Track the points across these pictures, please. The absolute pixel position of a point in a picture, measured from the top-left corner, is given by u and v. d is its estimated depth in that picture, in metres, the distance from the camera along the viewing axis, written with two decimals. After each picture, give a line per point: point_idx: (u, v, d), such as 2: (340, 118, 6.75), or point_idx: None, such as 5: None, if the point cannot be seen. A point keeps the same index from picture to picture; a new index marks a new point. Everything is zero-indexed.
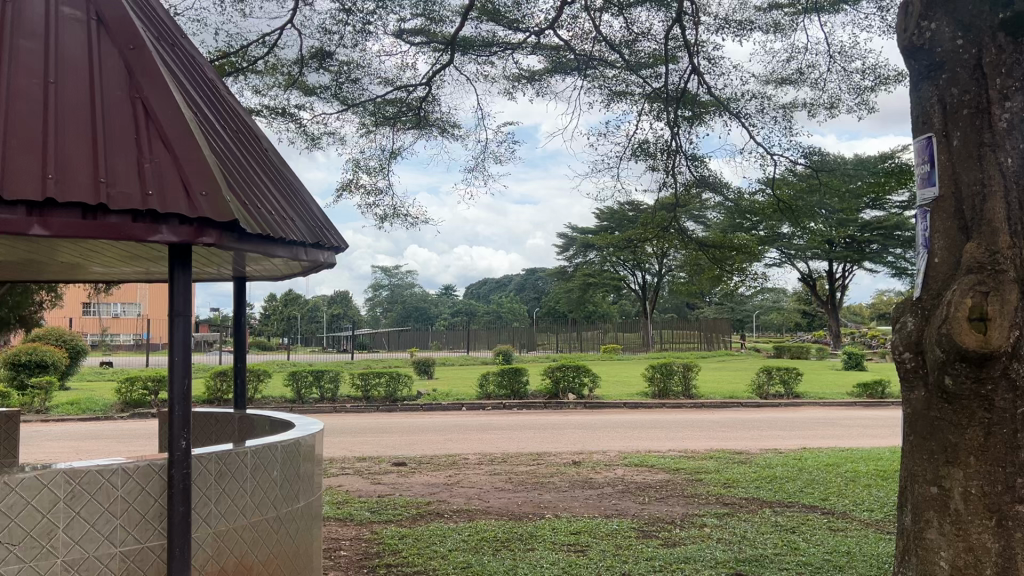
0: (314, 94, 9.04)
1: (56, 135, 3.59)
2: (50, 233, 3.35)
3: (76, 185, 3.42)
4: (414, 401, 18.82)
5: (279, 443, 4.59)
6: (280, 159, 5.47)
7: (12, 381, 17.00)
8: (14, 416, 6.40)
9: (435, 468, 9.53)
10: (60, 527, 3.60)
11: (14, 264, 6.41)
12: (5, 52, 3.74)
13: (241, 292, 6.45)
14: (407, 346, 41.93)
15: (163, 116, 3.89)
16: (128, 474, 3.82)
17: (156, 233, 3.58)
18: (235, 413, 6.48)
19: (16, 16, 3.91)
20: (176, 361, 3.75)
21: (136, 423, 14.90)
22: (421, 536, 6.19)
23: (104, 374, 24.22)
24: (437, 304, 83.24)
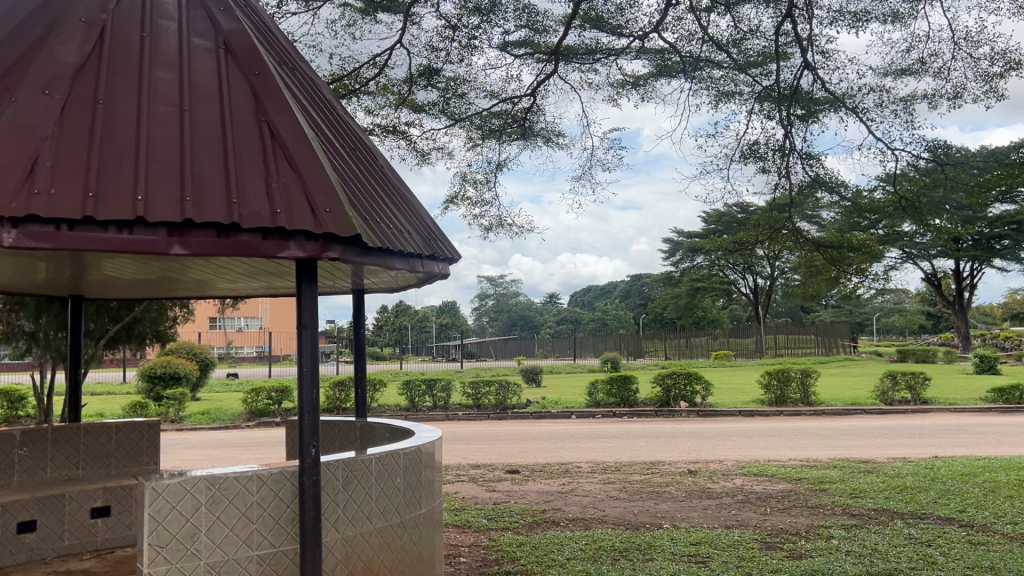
0: (422, 111, 9.25)
1: (191, 159, 3.81)
2: (189, 252, 3.55)
3: (210, 206, 3.60)
4: (524, 409, 18.91)
5: (401, 450, 4.70)
6: (396, 174, 5.63)
7: (149, 392, 18.08)
8: (154, 424, 6.79)
9: (549, 476, 9.54)
10: (202, 530, 3.81)
11: (152, 283, 6.83)
12: (145, 83, 4.02)
13: (360, 304, 6.66)
14: (514, 354, 42.19)
15: (288, 137, 4.07)
16: (262, 480, 3.97)
17: (285, 250, 3.72)
18: (357, 421, 6.69)
19: (153, 49, 4.21)
20: (305, 372, 3.89)
21: (260, 432, 15.55)
22: (538, 544, 6.21)
23: (230, 384, 25.42)
24: (543, 312, 83.45)
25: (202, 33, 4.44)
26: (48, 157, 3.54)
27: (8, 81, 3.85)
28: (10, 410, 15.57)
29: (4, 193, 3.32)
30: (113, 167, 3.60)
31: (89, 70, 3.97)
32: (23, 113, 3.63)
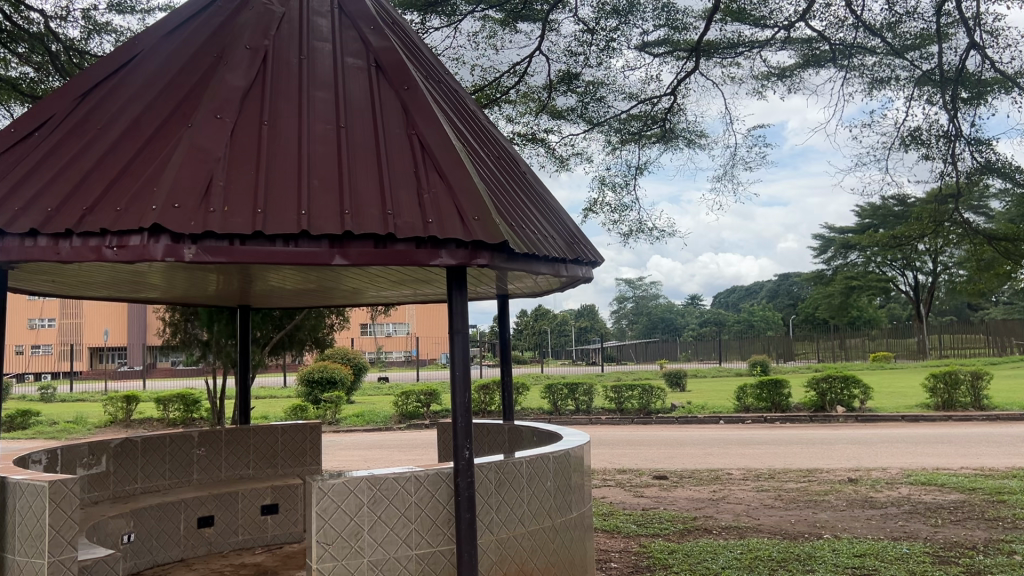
0: (562, 117, 9.30)
1: (348, 173, 3.98)
2: (350, 262, 3.70)
3: (368, 219, 3.74)
4: (670, 414, 18.60)
5: (551, 453, 4.73)
6: (538, 181, 5.68)
7: (308, 396, 19.07)
8: (316, 426, 7.16)
9: (699, 483, 9.32)
10: (365, 529, 3.97)
11: (311, 292, 7.19)
12: (305, 103, 4.27)
13: (506, 309, 6.75)
14: (656, 356, 41.58)
15: (437, 148, 4.19)
16: (420, 481, 4.11)
17: (437, 258, 3.81)
18: (505, 424, 6.78)
19: (311, 71, 4.49)
20: (458, 376, 3.98)
21: (411, 434, 16.05)
22: (691, 552, 6.07)
23: (381, 388, 26.42)
24: (685, 314, 81.83)
25: (355, 54, 4.69)
26: (221, 176, 3.79)
27: (185, 108, 4.18)
28: (186, 413, 16.83)
29: (184, 212, 3.57)
30: (278, 185, 3.81)
31: (255, 94, 4.25)
32: (199, 137, 3.92)
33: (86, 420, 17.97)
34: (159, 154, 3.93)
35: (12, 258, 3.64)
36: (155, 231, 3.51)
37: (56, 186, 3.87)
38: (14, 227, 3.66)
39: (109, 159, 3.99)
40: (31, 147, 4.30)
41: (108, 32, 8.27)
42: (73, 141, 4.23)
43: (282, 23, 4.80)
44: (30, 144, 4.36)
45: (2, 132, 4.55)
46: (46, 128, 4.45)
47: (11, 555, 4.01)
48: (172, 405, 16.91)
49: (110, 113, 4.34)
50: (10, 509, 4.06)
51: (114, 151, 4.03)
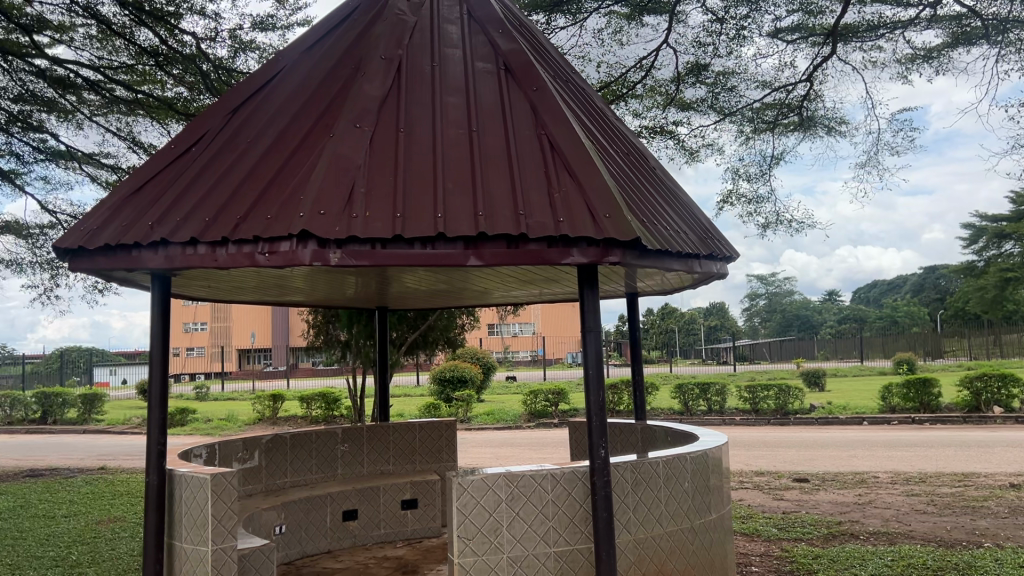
0: (691, 109, 9.14)
1: (480, 175, 4.04)
2: (484, 263, 3.75)
3: (501, 220, 3.78)
4: (808, 414, 17.92)
5: (688, 453, 4.65)
6: (668, 177, 5.59)
7: (440, 394, 19.53)
8: (451, 424, 7.32)
9: (842, 486, 8.95)
10: (503, 525, 4.04)
11: (443, 293, 7.36)
12: (437, 109, 4.39)
13: (635, 308, 6.69)
14: (791, 355, 40.16)
15: (567, 147, 4.19)
16: (556, 479, 4.13)
17: (569, 256, 3.78)
18: (638, 424, 6.72)
19: (443, 78, 4.62)
20: (591, 375, 3.96)
21: (542, 433, 16.16)
22: (837, 558, 5.83)
23: (511, 387, 26.76)
24: (821, 311, 78.57)
25: (484, 58, 4.79)
26: (362, 183, 3.94)
27: (326, 120, 4.39)
28: (327, 411, 17.58)
29: (328, 219, 3.74)
30: (414, 190, 3.92)
31: (391, 102, 4.41)
32: (342, 146, 4.11)
33: (237, 417, 19.07)
34: (304, 165, 4.13)
35: (175, 265, 3.91)
36: (303, 237, 3.69)
37: (212, 197, 4.13)
38: (176, 236, 3.92)
39: (259, 170, 4.22)
40: (190, 161, 4.61)
41: (252, 49, 8.75)
42: (227, 153, 4.52)
43: (414, 32, 4.96)
44: (188, 158, 4.67)
45: (163, 147, 4.90)
46: (202, 143, 4.77)
47: (179, 541, 4.32)
48: (313, 403, 17.70)
49: (259, 126, 4.61)
50: (178, 498, 4.37)
51: (262, 162, 4.26)
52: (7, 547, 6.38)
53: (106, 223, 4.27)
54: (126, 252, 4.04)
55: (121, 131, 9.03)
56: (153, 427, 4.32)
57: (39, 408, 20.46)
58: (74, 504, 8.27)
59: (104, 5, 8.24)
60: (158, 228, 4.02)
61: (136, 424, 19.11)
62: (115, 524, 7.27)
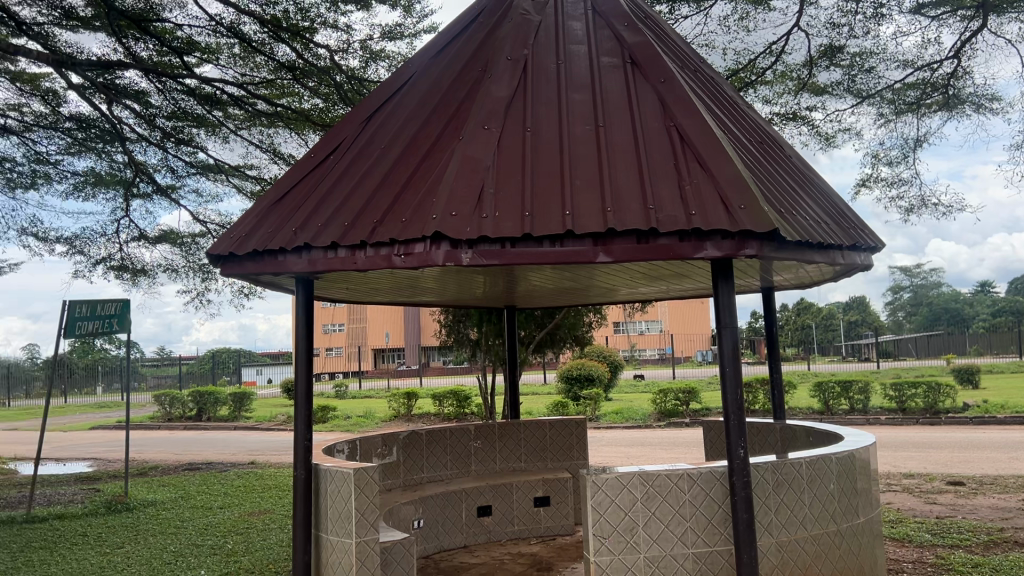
0: (826, 93, 8.75)
1: (609, 171, 3.99)
2: (614, 259, 3.68)
3: (631, 215, 3.71)
4: (961, 414, 16.82)
5: (833, 454, 4.45)
6: (804, 165, 5.37)
7: (568, 392, 19.55)
8: (582, 422, 7.29)
9: (1004, 490, 8.33)
10: (640, 525, 4.00)
11: (571, 290, 7.35)
12: (564, 106, 4.39)
13: (771, 302, 6.47)
14: (940, 351, 37.80)
15: (697, 137, 4.08)
16: (693, 479, 4.04)
17: (702, 250, 3.66)
18: (776, 423, 6.50)
19: (569, 74, 4.62)
20: (728, 373, 3.84)
21: (673, 432, 15.89)
22: (1000, 567, 5.44)
23: (640, 386, 26.44)
24: (972, 304, 73.58)
25: (610, 52, 4.75)
26: (492, 184, 3.99)
27: (455, 123, 4.47)
28: (458, 409, 17.92)
29: (460, 220, 3.80)
30: (543, 188, 3.92)
31: (518, 103, 4.45)
32: (471, 148, 4.17)
33: (373, 414, 19.75)
34: (436, 168, 4.22)
35: (318, 268, 4.07)
36: (436, 238, 3.77)
37: (349, 203, 4.28)
38: (317, 241, 4.09)
39: (392, 175, 4.34)
40: (328, 169, 4.80)
41: (382, 58, 9.04)
42: (362, 159, 4.68)
43: (539, 31, 4.99)
44: (326, 167, 4.87)
45: (303, 157, 5.13)
46: (338, 151, 4.96)
47: (325, 533, 4.50)
48: (445, 401, 18.08)
49: (392, 131, 4.75)
50: (323, 492, 4.56)
51: (396, 168, 4.39)
52: (170, 535, 6.85)
53: (254, 231, 4.51)
54: (272, 257, 4.24)
55: (263, 143, 9.52)
56: (299, 424, 4.51)
57: (195, 406, 21.86)
58: (228, 496, 8.78)
59: (245, 24, 8.71)
60: (301, 234, 4.21)
61: (281, 421, 20.11)
62: (265, 516, 7.67)
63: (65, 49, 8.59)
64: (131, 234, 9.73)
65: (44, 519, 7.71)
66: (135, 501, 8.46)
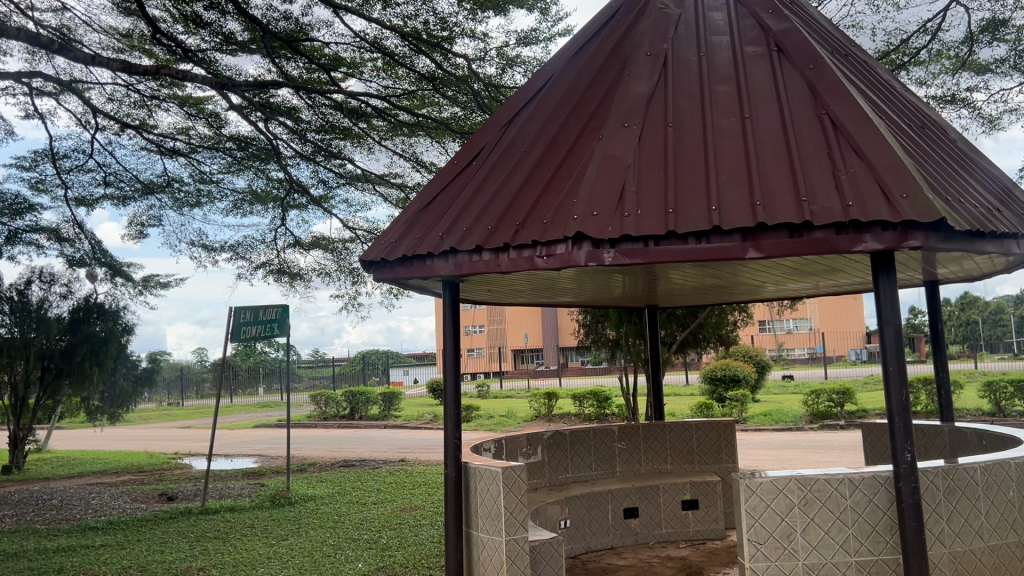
0: (988, 71, 8.12)
1: (757, 163, 3.85)
2: (764, 254, 3.56)
3: (781, 208, 3.56)
4: None
5: (1012, 460, 4.12)
6: (970, 148, 5.00)
7: (713, 393, 19.06)
8: (730, 424, 7.09)
9: None
10: (798, 531, 3.85)
11: (716, 289, 7.17)
12: (708, 99, 4.28)
13: (936, 297, 6.07)
14: None
15: (851, 123, 3.88)
16: (855, 484, 3.84)
17: (861, 243, 3.47)
18: (945, 427, 6.09)
19: (711, 66, 4.51)
20: (891, 370, 3.62)
21: (826, 435, 15.17)
22: None
23: (789, 387, 25.41)
24: None
25: (754, 40, 4.60)
26: (635, 181, 3.94)
27: (595, 122, 4.45)
28: (600, 409, 17.83)
29: (602, 219, 3.79)
30: (686, 183, 3.84)
31: (658, 98, 4.38)
32: (613, 147, 4.15)
33: (515, 414, 20.00)
34: (577, 168, 4.22)
35: (463, 271, 4.17)
36: (579, 238, 3.78)
37: (492, 206, 4.35)
38: (462, 244, 4.18)
39: (534, 177, 4.38)
40: (471, 173, 4.90)
41: (518, 64, 9.13)
42: (504, 161, 4.74)
43: (679, 24, 4.90)
44: (469, 172, 4.96)
45: (447, 163, 5.25)
46: (480, 156, 5.05)
47: (476, 531, 4.60)
48: (586, 402, 18.07)
49: (532, 133, 4.79)
50: (473, 490, 4.66)
51: (537, 170, 4.42)
52: (330, 528, 7.20)
53: (402, 237, 4.66)
54: (420, 261, 4.37)
55: (406, 152, 9.82)
56: (448, 423, 4.62)
57: (348, 405, 22.88)
58: (382, 493, 9.13)
59: (387, 38, 9.03)
60: (447, 239, 4.31)
61: (428, 420, 20.72)
62: (416, 512, 7.91)
63: (225, 72, 9.19)
64: (287, 240, 10.28)
65: (217, 510, 8.29)
66: (297, 495, 8.95)
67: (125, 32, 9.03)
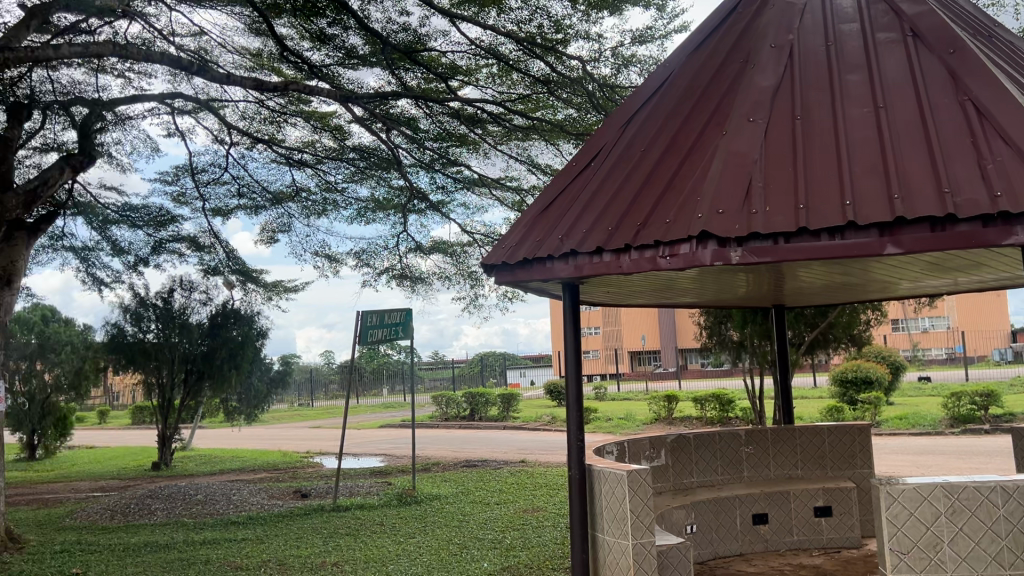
0: None
1: (893, 154, 3.67)
2: (904, 250, 3.38)
3: (921, 200, 3.38)
4: None
5: None
6: None
7: (843, 396, 18.27)
8: (865, 428, 6.76)
9: None
10: (945, 541, 3.64)
11: (846, 287, 6.88)
12: (837, 90, 4.11)
13: None
14: None
15: (997, 108, 3.64)
16: (1009, 493, 3.60)
17: (1011, 236, 3.24)
18: None
19: (840, 54, 4.33)
20: None
21: (970, 440, 14.27)
22: None
23: (926, 389, 24.05)
24: None
25: (886, 26, 4.39)
26: (761, 177, 3.84)
27: (717, 119, 4.36)
28: (722, 412, 17.41)
29: (728, 218, 3.70)
30: (815, 178, 3.70)
31: (784, 91, 4.24)
32: (738, 143, 4.05)
33: (635, 416, 19.80)
34: (700, 165, 4.14)
35: (583, 273, 4.16)
36: (703, 237, 3.71)
37: (612, 207, 4.32)
38: (583, 246, 4.18)
39: (655, 176, 4.33)
40: (591, 174, 4.90)
41: (634, 63, 9.04)
42: (625, 160, 4.70)
43: (805, 14, 4.74)
44: (588, 173, 4.96)
45: (565, 165, 5.26)
46: (599, 157, 5.03)
47: (601, 534, 4.57)
48: (708, 404, 17.69)
49: (652, 131, 4.73)
50: (597, 493, 4.63)
51: (658, 168, 4.37)
52: (455, 528, 7.33)
53: (523, 240, 4.70)
54: (540, 264, 4.40)
55: (521, 155, 9.90)
56: (571, 426, 4.62)
57: (468, 406, 23.26)
58: (504, 493, 9.23)
59: (503, 44, 9.12)
60: (568, 240, 4.31)
61: (547, 422, 20.79)
62: (539, 513, 7.94)
63: (348, 85, 9.55)
64: (408, 246, 10.56)
65: (348, 508, 8.58)
66: (422, 494, 9.16)
67: (255, 52, 9.50)
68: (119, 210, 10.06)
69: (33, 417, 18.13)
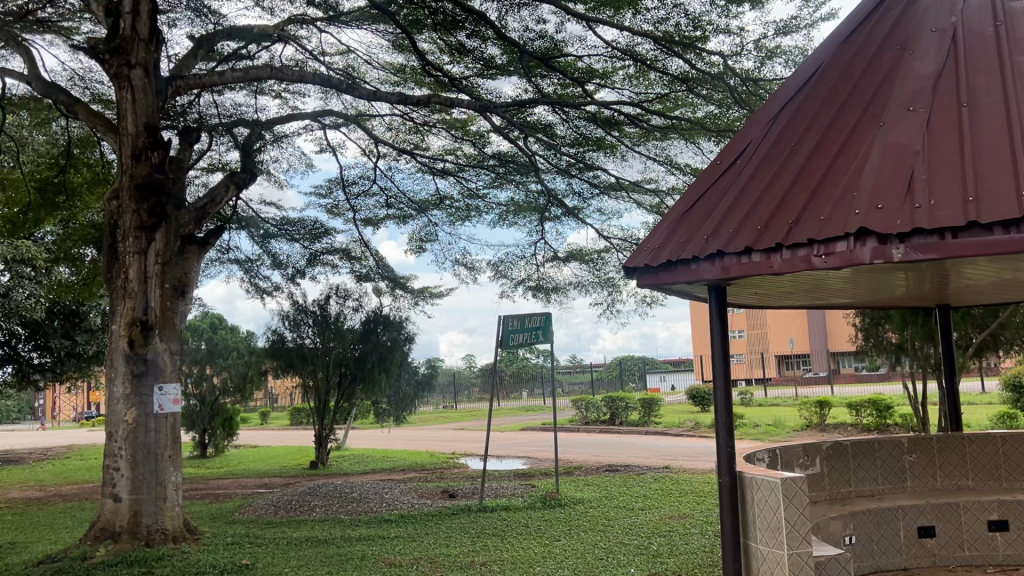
0: None
1: None
2: None
3: None
4: None
5: None
6: None
7: (1017, 402, 16.90)
8: None
9: None
10: None
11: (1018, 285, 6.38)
12: (1008, 73, 3.83)
13: None
14: None
15: None
16: None
17: None
18: None
19: (1012, 34, 4.03)
20: None
21: None
22: None
23: None
24: None
25: None
26: (924, 169, 3.63)
27: (874, 109, 4.15)
28: (879, 419, 16.51)
29: (888, 213, 3.52)
30: (986, 169, 3.46)
31: (949, 76, 3.99)
32: (898, 134, 3.85)
33: (783, 422, 19.11)
34: (857, 158, 3.96)
35: (731, 274, 4.06)
36: (862, 234, 3.55)
37: (761, 205, 4.20)
38: (731, 246, 4.08)
39: (808, 172, 4.17)
40: (738, 171, 4.77)
41: (778, 55, 8.73)
42: (775, 156, 4.54)
43: None
44: (734, 171, 4.83)
45: (709, 164, 5.14)
46: (744, 155, 4.89)
47: (755, 543, 4.45)
48: (864, 410, 16.84)
49: (803, 124, 4.56)
50: (750, 501, 4.51)
51: (810, 164, 4.20)
52: (600, 532, 7.32)
53: (666, 241, 4.63)
54: (685, 266, 4.33)
55: (660, 156, 9.76)
56: (721, 432, 4.50)
57: (609, 411, 23.14)
58: (648, 499, 9.13)
59: (640, 45, 9.04)
60: (715, 240, 4.22)
61: (691, 427, 20.37)
62: (685, 520, 7.81)
63: (487, 95, 9.74)
64: (546, 254, 10.65)
65: (495, 509, 8.73)
66: (566, 498, 9.21)
67: (399, 66, 9.87)
68: (277, 224, 10.70)
69: (204, 416, 19.53)
